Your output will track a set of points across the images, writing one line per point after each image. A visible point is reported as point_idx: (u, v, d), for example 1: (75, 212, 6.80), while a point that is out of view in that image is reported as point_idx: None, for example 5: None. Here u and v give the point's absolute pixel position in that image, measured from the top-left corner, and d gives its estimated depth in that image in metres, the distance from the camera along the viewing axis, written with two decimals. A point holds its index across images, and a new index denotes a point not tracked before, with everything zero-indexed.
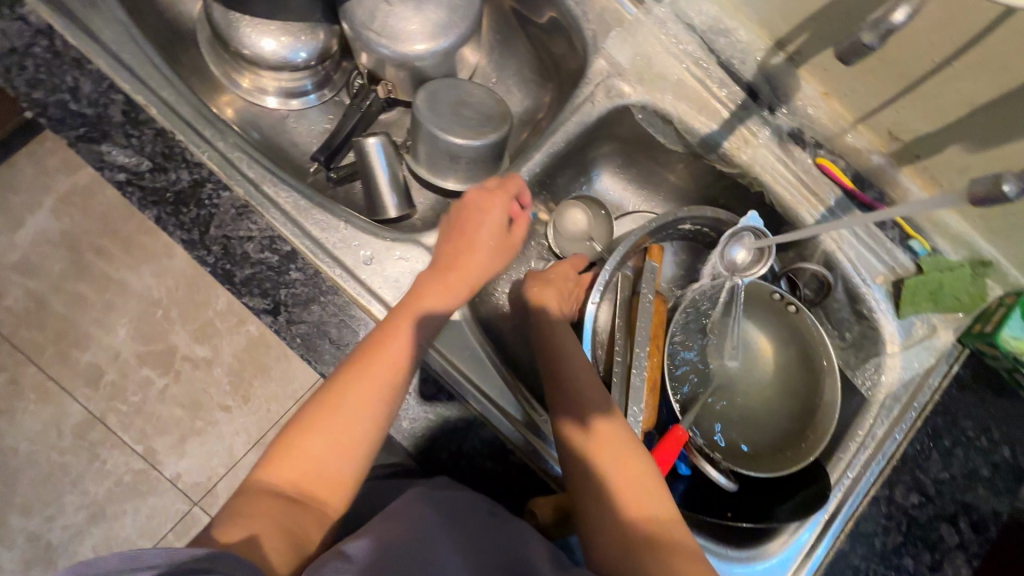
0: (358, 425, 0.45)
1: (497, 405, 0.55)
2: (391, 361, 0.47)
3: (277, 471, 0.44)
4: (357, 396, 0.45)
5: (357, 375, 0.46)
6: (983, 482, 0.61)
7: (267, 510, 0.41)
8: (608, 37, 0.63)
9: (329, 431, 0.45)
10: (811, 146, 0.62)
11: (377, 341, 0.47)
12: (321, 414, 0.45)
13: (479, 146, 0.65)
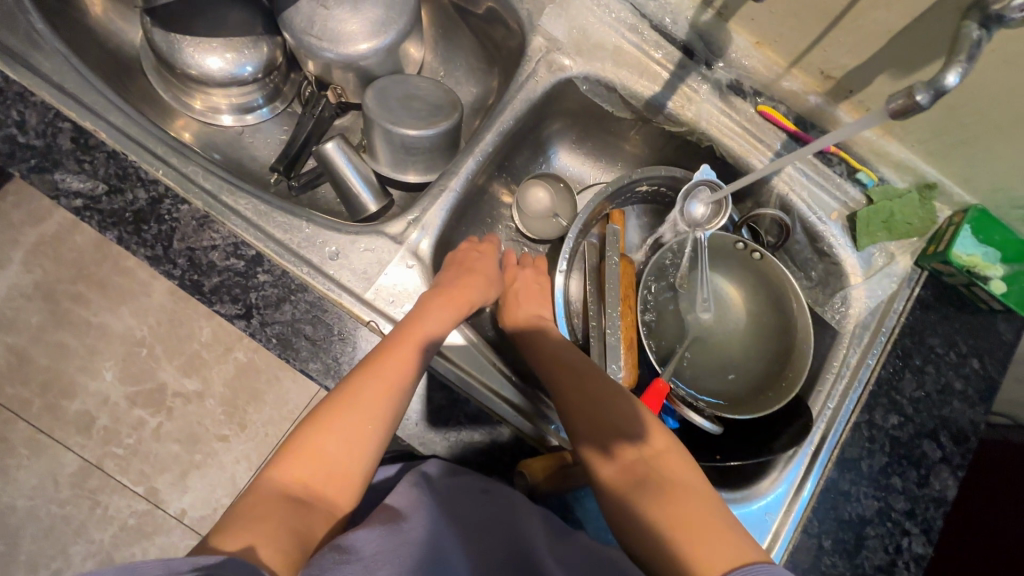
0: (370, 430, 0.48)
1: (481, 381, 0.56)
2: (397, 368, 0.50)
3: (287, 471, 0.46)
4: (366, 400, 0.48)
5: (366, 382, 0.49)
6: (957, 395, 0.64)
7: (278, 509, 0.43)
8: (543, 13, 0.64)
9: (340, 434, 0.48)
10: (751, 95, 0.66)
11: (384, 351, 0.50)
12: (334, 416, 0.48)
13: (434, 135, 0.66)
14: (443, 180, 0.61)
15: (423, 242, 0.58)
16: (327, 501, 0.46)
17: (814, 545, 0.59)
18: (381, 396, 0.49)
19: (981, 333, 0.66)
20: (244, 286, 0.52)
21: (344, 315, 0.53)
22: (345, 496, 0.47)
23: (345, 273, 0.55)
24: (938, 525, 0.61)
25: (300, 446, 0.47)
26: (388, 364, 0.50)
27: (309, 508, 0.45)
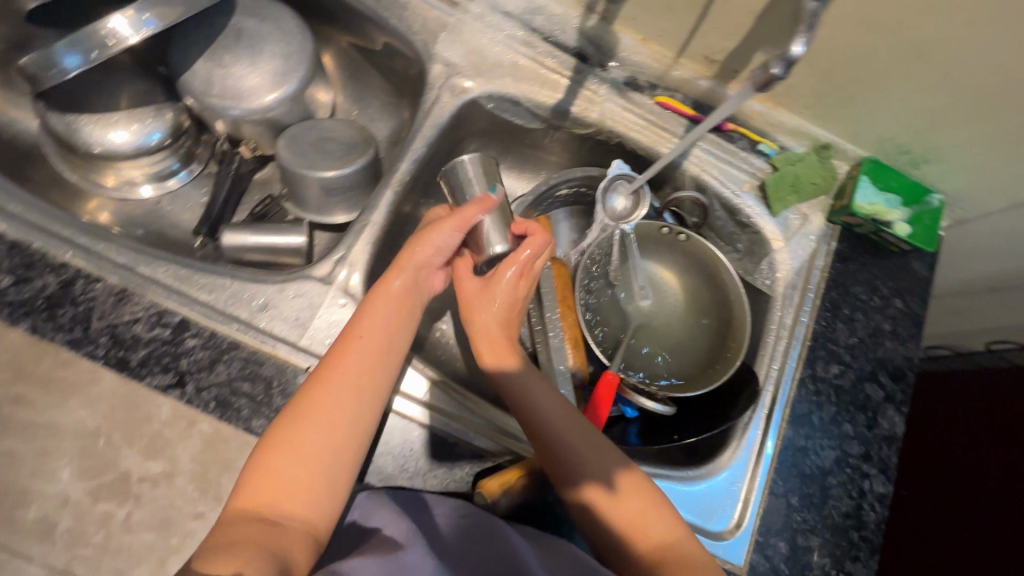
0: (335, 441, 0.46)
1: (433, 408, 0.56)
2: (355, 373, 0.49)
3: (252, 494, 0.43)
4: (323, 409, 0.47)
5: (318, 393, 0.47)
6: (887, 336, 0.68)
7: (253, 534, 0.40)
8: (438, 41, 0.66)
9: (301, 449, 0.45)
10: (648, 89, 0.69)
11: (334, 359, 0.49)
12: (292, 433, 0.45)
13: (351, 173, 0.68)
14: (364, 216, 0.61)
15: (352, 278, 0.58)
16: (299, 517, 0.43)
17: (782, 504, 0.60)
18: (342, 406, 0.47)
19: (898, 273, 0.70)
20: (173, 354, 0.51)
21: (282, 365, 0.53)
22: (318, 508, 0.44)
23: (276, 323, 0.55)
24: (893, 462, 0.64)
25: (257, 471, 0.44)
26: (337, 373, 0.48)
27: (281, 528, 0.42)
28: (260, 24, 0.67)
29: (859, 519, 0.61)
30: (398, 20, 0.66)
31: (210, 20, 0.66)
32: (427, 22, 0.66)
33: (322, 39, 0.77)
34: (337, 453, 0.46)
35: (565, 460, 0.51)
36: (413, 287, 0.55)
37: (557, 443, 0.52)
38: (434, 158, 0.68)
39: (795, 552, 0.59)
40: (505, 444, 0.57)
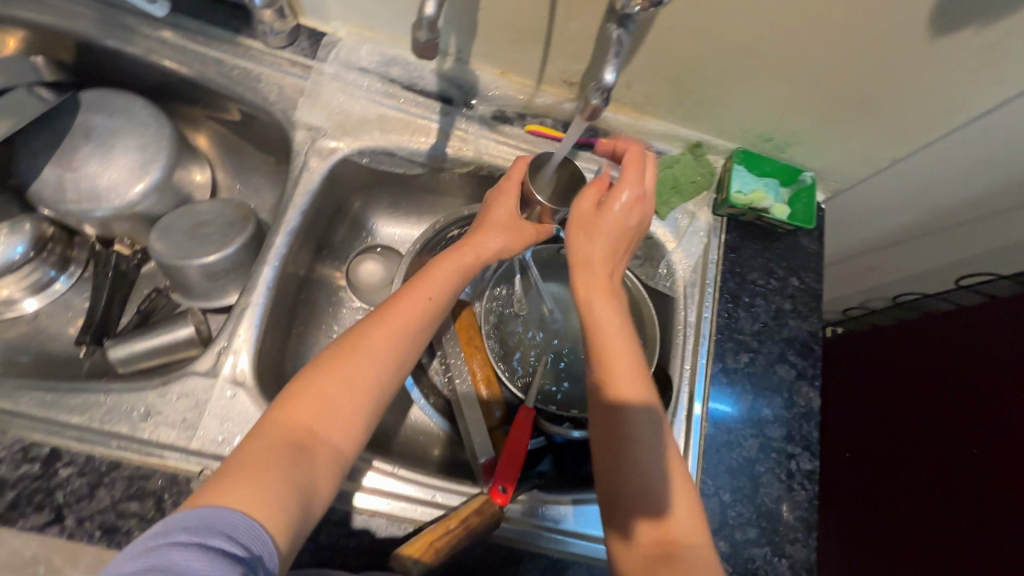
0: (379, 384, 0.49)
1: (349, 481, 0.56)
2: (405, 330, 0.51)
3: (288, 416, 0.45)
4: (381, 361, 0.49)
5: (365, 352, 0.49)
6: (790, 315, 0.70)
7: (273, 458, 0.42)
8: (297, 107, 0.66)
9: (352, 383, 0.47)
10: (517, 120, 0.70)
11: (400, 305, 0.52)
12: (346, 362, 0.48)
13: (234, 252, 0.66)
14: (244, 297, 0.59)
15: (238, 366, 0.56)
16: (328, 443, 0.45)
17: (716, 503, 0.61)
18: (389, 364, 0.50)
19: (789, 253, 0.73)
20: (46, 489, 0.48)
21: (171, 475, 0.50)
22: (345, 439, 0.46)
23: (162, 430, 0.52)
24: (816, 437, 0.65)
25: (316, 385, 0.46)
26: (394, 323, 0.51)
27: (311, 456, 0.44)
28: (110, 118, 0.64)
29: (792, 500, 0.62)
30: (252, 94, 0.65)
31: (56, 123, 0.63)
32: (284, 91, 0.66)
33: (189, 121, 0.75)
34: (370, 407, 0.48)
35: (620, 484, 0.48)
36: (478, 264, 0.57)
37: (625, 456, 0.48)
38: (312, 224, 0.68)
39: (736, 548, 0.60)
40: (423, 507, 0.56)
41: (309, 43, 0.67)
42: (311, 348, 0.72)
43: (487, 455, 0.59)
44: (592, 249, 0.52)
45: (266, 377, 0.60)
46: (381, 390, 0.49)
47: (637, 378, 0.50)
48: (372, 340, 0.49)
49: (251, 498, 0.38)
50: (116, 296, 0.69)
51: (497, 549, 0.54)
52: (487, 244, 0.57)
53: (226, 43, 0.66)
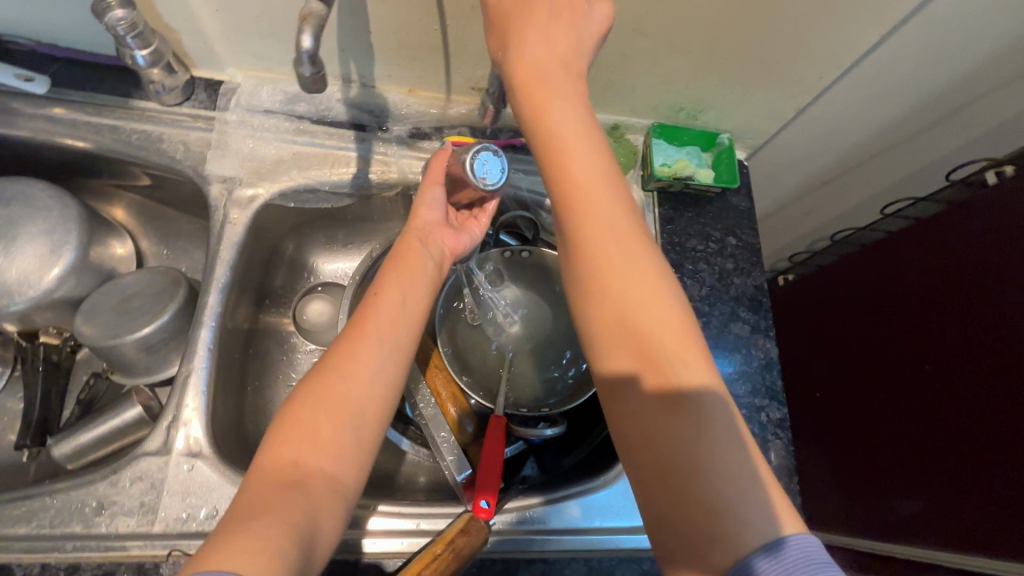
0: (354, 394, 0.47)
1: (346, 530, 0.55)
2: (375, 341, 0.50)
3: (281, 451, 0.44)
4: (355, 376, 0.48)
5: (342, 367, 0.48)
6: (734, 273, 0.72)
7: (272, 499, 0.41)
8: (207, 160, 0.64)
9: (329, 405, 0.46)
10: (435, 134, 0.69)
11: (359, 320, 0.51)
12: (325, 384, 0.47)
13: (170, 319, 0.63)
14: (185, 365, 0.57)
15: (191, 437, 0.54)
16: (319, 468, 0.44)
17: None
18: (365, 379, 0.48)
19: (722, 214, 0.75)
20: None
21: (138, 564, 0.48)
22: (336, 460, 0.45)
23: (121, 520, 0.49)
24: (780, 385, 0.67)
25: (295, 417, 0.45)
26: (359, 337, 0.49)
27: (305, 487, 0.42)
28: (8, 208, 0.61)
29: (768, 451, 0.64)
30: (157, 155, 0.63)
31: None
32: (190, 147, 0.64)
33: (99, 195, 0.72)
34: (354, 422, 0.46)
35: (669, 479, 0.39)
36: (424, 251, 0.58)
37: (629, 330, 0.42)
38: (245, 274, 0.66)
39: None
40: (410, 539, 0.55)
41: (207, 94, 0.65)
42: (272, 401, 0.70)
43: (464, 473, 0.58)
44: (582, 182, 0.44)
45: (225, 441, 0.58)
46: (366, 398, 0.47)
47: (637, 285, 0.43)
48: (340, 359, 0.48)
49: (247, 556, 0.35)
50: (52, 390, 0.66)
51: (491, 563, 0.54)
52: (421, 221, 0.59)
53: (118, 108, 0.63)
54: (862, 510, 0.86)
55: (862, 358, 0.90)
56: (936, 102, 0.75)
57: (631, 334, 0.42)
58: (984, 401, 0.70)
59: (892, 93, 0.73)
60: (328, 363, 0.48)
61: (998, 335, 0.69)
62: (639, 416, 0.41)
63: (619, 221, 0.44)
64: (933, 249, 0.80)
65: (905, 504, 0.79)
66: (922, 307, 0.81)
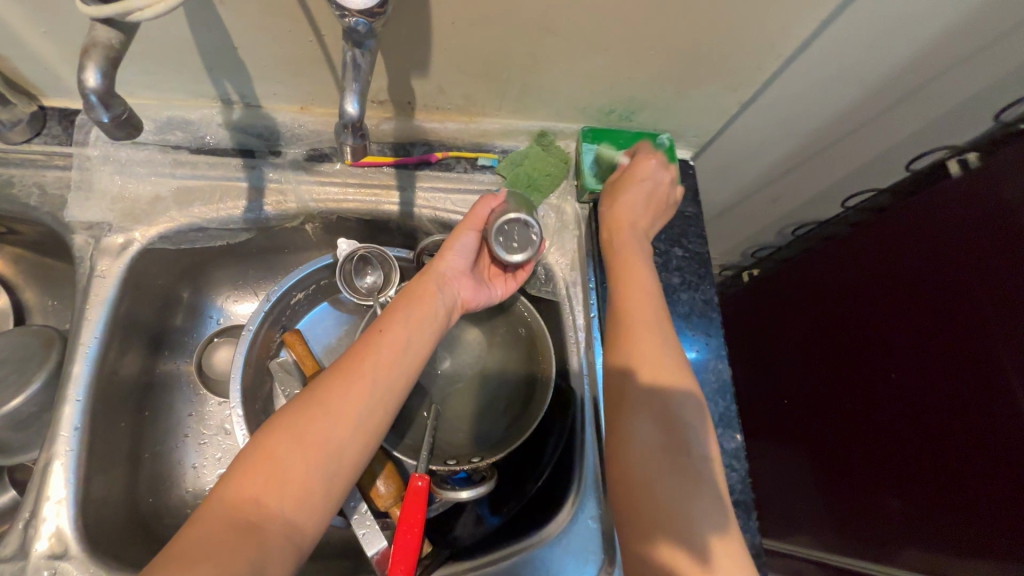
0: (343, 432, 0.42)
1: None
2: (371, 378, 0.44)
3: (242, 486, 0.38)
4: (348, 415, 0.42)
5: (333, 398, 0.42)
6: (681, 288, 0.66)
7: (218, 546, 0.35)
8: (67, 204, 0.55)
9: (308, 444, 0.40)
10: (335, 154, 0.61)
11: (358, 350, 0.45)
12: (310, 414, 0.41)
13: (41, 390, 0.56)
14: (47, 450, 0.49)
15: (53, 535, 0.46)
16: (281, 516, 0.38)
17: None
18: (355, 420, 0.42)
19: (667, 222, 0.68)
20: None
21: None
22: (303, 511, 0.39)
23: None
24: (735, 411, 0.61)
25: (264, 448, 0.39)
26: (355, 372, 0.44)
27: (259, 539, 0.36)
28: None
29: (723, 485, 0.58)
30: (7, 202, 0.55)
31: None
32: (46, 190, 0.55)
33: None
34: (334, 465, 0.41)
35: (650, 478, 0.44)
36: (439, 289, 0.53)
37: (641, 339, 0.50)
38: (128, 330, 0.58)
39: None
40: None
41: (62, 127, 0.56)
42: (179, 465, 0.62)
43: (378, 546, 0.51)
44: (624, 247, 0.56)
45: (105, 528, 0.51)
46: (357, 442, 0.42)
47: (652, 323, 0.51)
48: (332, 391, 0.42)
49: None
50: None
51: None
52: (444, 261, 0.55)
53: None
54: (857, 517, 0.83)
55: (837, 362, 0.86)
56: (891, 83, 0.68)
57: (638, 351, 0.49)
58: (966, 407, 0.66)
59: (844, 77, 0.66)
60: (316, 394, 0.42)
61: (974, 338, 0.66)
62: (643, 413, 0.47)
63: (646, 286, 0.53)
64: (903, 245, 0.76)
65: (897, 517, 0.76)
66: (895, 308, 0.77)
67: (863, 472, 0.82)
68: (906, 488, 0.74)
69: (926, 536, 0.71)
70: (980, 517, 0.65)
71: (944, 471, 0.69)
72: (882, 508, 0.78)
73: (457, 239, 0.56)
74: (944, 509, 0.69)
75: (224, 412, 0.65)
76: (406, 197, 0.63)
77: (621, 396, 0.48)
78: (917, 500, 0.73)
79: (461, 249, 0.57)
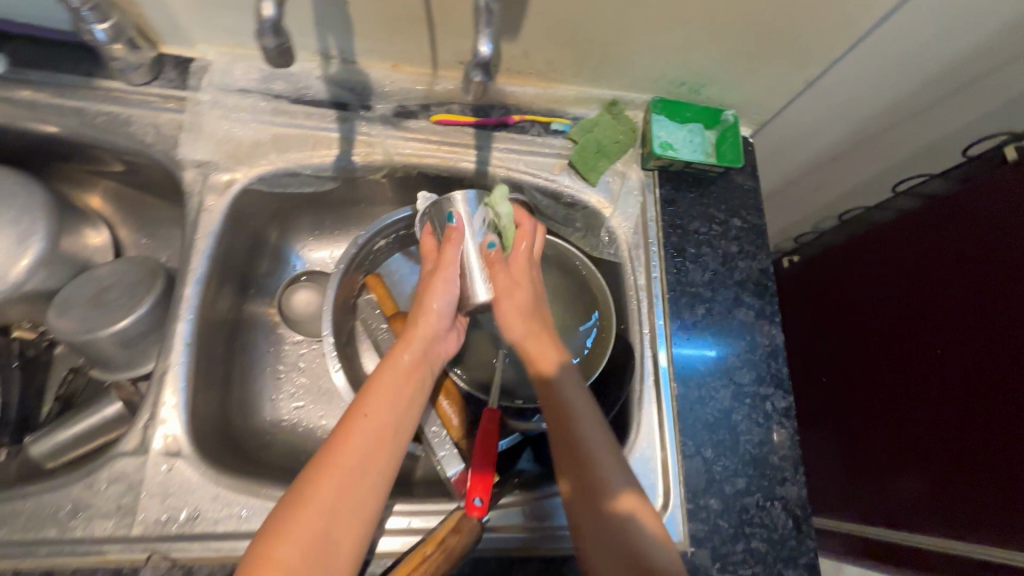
0: (338, 526, 0.43)
1: None
2: (360, 457, 0.47)
3: None
4: (341, 502, 0.44)
5: (320, 496, 0.44)
6: (739, 257, 0.69)
7: None
8: (179, 143, 0.60)
9: (303, 540, 0.41)
10: (421, 112, 0.66)
11: (342, 434, 0.48)
12: (302, 511, 0.43)
13: (148, 312, 0.61)
14: (162, 360, 0.54)
15: (169, 435, 0.51)
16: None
17: (700, 462, 0.60)
18: (351, 502, 0.45)
19: (726, 194, 0.71)
20: None
21: (116, 569, 0.46)
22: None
23: (98, 523, 0.47)
24: (786, 374, 0.64)
25: (265, 549, 0.41)
26: (342, 463, 0.46)
27: None
28: None
29: (774, 441, 0.62)
30: (125, 138, 0.59)
31: None
32: (160, 129, 0.60)
33: (70, 182, 0.68)
34: (331, 562, 0.42)
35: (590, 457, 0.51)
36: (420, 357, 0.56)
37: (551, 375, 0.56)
38: (225, 264, 0.63)
39: (728, 502, 0.59)
40: (402, 536, 0.53)
41: (176, 72, 0.61)
42: (261, 395, 0.67)
43: (457, 468, 0.56)
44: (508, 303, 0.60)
45: (206, 436, 0.55)
46: (353, 534, 0.44)
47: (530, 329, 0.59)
48: (316, 490, 0.44)
49: None
50: (30, 387, 0.63)
51: (486, 561, 0.52)
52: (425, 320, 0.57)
53: (82, 88, 0.59)
54: (879, 501, 0.84)
55: (868, 343, 0.88)
56: (954, 71, 0.70)
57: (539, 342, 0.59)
58: (995, 375, 0.67)
59: (909, 61, 0.68)
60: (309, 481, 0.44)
61: (987, 308, 0.70)
62: (588, 414, 0.53)
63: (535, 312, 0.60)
64: (928, 230, 0.79)
65: (921, 491, 0.76)
66: (929, 287, 0.78)
67: (889, 447, 0.82)
68: (932, 462, 0.75)
69: (951, 508, 0.71)
70: (1007, 481, 0.65)
71: (957, 442, 0.72)
72: (902, 490, 0.80)
73: (434, 297, 0.58)
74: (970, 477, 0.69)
75: (296, 352, 0.71)
76: (484, 155, 0.67)
77: (559, 397, 0.54)
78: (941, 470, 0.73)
79: (443, 301, 0.59)
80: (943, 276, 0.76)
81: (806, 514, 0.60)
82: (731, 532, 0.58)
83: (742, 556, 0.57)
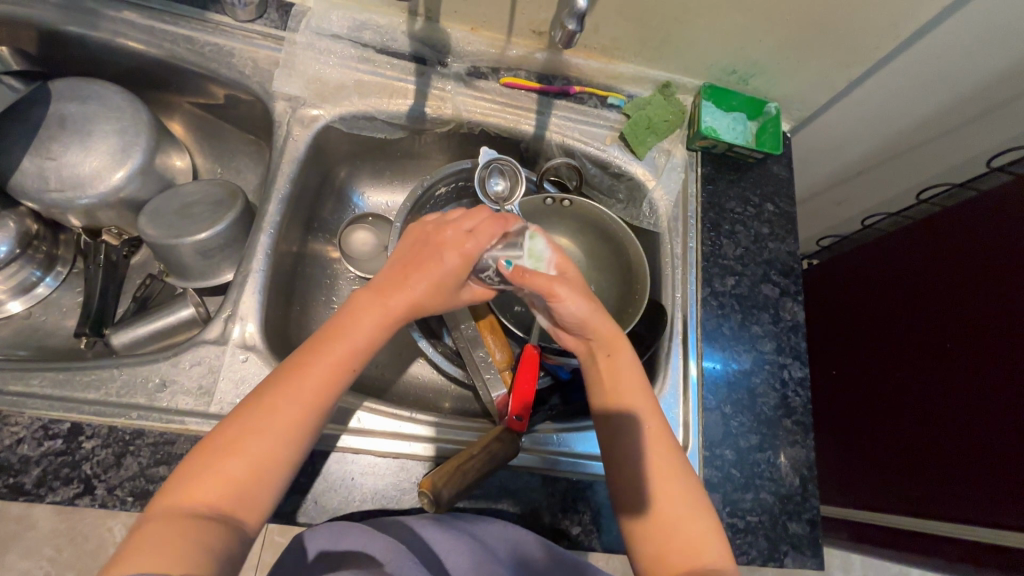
0: (290, 447, 0.44)
1: (401, 435, 0.58)
2: (313, 390, 0.45)
3: (189, 489, 0.40)
4: (289, 424, 0.44)
5: (266, 422, 0.43)
6: (769, 238, 0.73)
7: (181, 531, 0.38)
8: (274, 78, 0.67)
9: (251, 458, 0.42)
10: (491, 74, 0.72)
11: (300, 376, 0.45)
12: (250, 427, 0.43)
13: (226, 229, 0.65)
14: (244, 265, 0.60)
15: (247, 330, 0.57)
16: (229, 519, 0.41)
17: (718, 416, 0.65)
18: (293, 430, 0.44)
19: (762, 180, 0.76)
20: (72, 463, 0.49)
21: (196, 438, 0.51)
22: (251, 515, 0.42)
23: (181, 398, 0.53)
24: (804, 347, 0.69)
25: (206, 467, 0.41)
26: (292, 389, 0.44)
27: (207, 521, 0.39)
28: (82, 105, 0.63)
29: (788, 407, 0.66)
30: (227, 69, 0.66)
31: (29, 113, 0.62)
32: (259, 64, 0.67)
33: (162, 107, 0.74)
34: (270, 476, 0.43)
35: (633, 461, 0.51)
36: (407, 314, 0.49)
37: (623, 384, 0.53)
38: (300, 193, 0.69)
39: (741, 455, 0.64)
40: (444, 443, 0.59)
41: (278, 15, 0.69)
42: (318, 317, 0.73)
43: (499, 392, 0.62)
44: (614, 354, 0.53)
45: (273, 342, 0.61)
46: (293, 450, 0.44)
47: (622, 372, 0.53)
48: (262, 411, 0.43)
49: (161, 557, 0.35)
50: (112, 286, 0.70)
51: (518, 475, 0.58)
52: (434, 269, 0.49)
53: (195, 20, 0.66)
54: (873, 491, 0.88)
55: (876, 338, 0.92)
56: (981, 94, 0.76)
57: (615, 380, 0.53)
58: (994, 369, 0.72)
59: (944, 74, 0.73)
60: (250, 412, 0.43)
61: (995, 313, 0.74)
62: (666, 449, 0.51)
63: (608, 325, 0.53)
64: (943, 239, 0.84)
65: (911, 480, 0.81)
66: (938, 287, 0.83)
67: (884, 436, 0.87)
68: (919, 452, 0.80)
69: (938, 493, 0.77)
70: (1000, 464, 0.69)
71: (954, 440, 0.75)
72: (898, 486, 0.83)
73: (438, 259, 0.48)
74: (963, 462, 0.74)
75: (350, 288, 0.76)
76: (543, 120, 0.72)
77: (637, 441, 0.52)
78: (937, 454, 0.77)
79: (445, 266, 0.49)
80: (951, 277, 0.81)
81: (812, 475, 0.64)
82: (742, 481, 0.63)
83: (750, 505, 0.62)
